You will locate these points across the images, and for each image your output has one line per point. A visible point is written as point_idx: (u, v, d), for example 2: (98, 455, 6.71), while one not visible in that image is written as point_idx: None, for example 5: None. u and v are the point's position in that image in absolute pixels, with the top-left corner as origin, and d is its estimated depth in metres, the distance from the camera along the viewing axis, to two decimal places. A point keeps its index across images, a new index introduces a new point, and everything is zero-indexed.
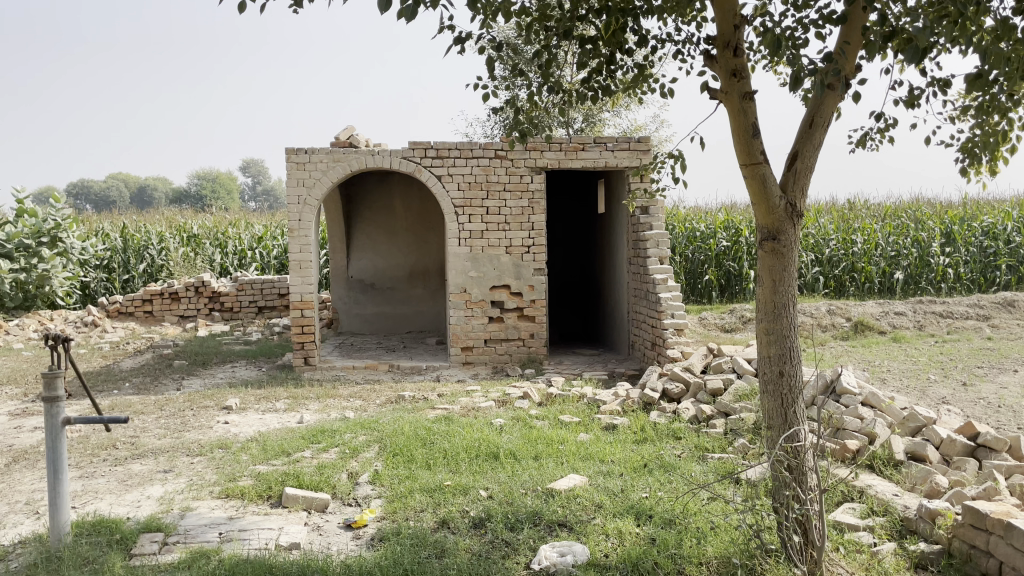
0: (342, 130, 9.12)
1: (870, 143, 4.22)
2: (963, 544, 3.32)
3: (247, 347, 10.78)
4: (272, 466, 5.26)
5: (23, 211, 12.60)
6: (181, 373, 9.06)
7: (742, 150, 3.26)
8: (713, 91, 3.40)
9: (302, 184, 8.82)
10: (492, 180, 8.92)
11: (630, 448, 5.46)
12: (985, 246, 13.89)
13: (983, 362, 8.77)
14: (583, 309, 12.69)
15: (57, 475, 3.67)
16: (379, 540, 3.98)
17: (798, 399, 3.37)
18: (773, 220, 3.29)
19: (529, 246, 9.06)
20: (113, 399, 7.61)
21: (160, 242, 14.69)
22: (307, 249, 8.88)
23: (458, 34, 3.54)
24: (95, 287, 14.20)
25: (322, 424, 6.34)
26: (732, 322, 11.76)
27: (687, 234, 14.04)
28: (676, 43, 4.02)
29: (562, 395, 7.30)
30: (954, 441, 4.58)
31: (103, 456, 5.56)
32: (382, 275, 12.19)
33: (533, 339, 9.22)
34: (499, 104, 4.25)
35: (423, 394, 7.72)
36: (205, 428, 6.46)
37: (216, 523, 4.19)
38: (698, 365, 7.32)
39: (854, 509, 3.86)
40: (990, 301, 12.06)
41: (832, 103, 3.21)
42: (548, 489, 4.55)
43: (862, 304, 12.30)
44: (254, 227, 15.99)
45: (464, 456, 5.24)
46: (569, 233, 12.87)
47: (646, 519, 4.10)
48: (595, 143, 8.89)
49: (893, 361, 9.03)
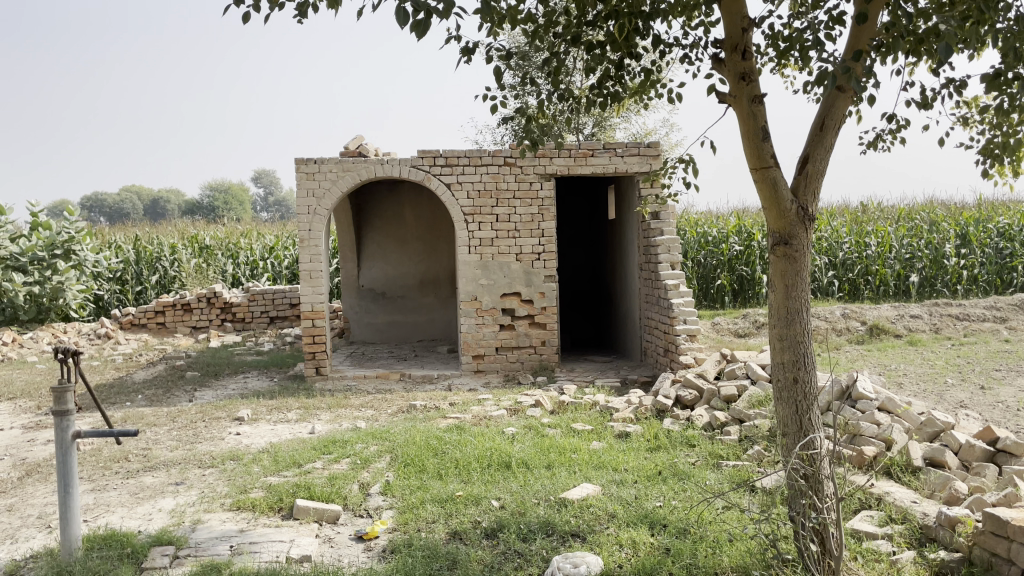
0: (352, 139, 9.19)
1: (881, 144, 4.17)
2: (984, 552, 3.20)
3: (259, 357, 10.82)
4: (284, 477, 5.25)
5: (38, 224, 12.77)
6: (193, 384, 9.08)
7: (752, 154, 3.21)
8: (722, 96, 3.36)
9: (312, 194, 8.84)
10: (501, 187, 8.92)
11: (644, 456, 5.41)
12: (1000, 248, 13.73)
13: (1002, 365, 8.65)
14: (594, 315, 12.66)
15: (68, 489, 3.67)
16: (390, 552, 3.96)
17: (813, 406, 3.31)
18: (785, 224, 3.24)
19: (540, 253, 9.03)
20: (126, 411, 7.64)
21: (172, 254, 14.81)
22: (317, 259, 8.87)
23: (465, 43, 3.49)
24: (108, 299, 14.30)
25: (334, 434, 6.34)
26: (745, 327, 11.69)
27: (699, 240, 14.04)
28: (685, 48, 3.95)
29: (574, 402, 7.25)
30: (974, 446, 4.48)
31: (116, 469, 5.58)
32: (393, 283, 12.20)
33: (545, 347, 9.18)
34: (507, 114, 4.19)
35: (435, 404, 7.70)
36: (217, 440, 6.46)
37: (225, 535, 4.18)
38: (712, 371, 7.25)
39: (872, 516, 3.79)
40: (1008, 303, 11.90)
41: (843, 106, 3.16)
42: (560, 499, 4.51)
43: (878, 307, 12.17)
44: (265, 237, 16.11)
45: (476, 466, 5.21)
46: (580, 238, 12.84)
47: (661, 529, 4.06)
48: (605, 149, 8.85)
49: (910, 365, 8.90)
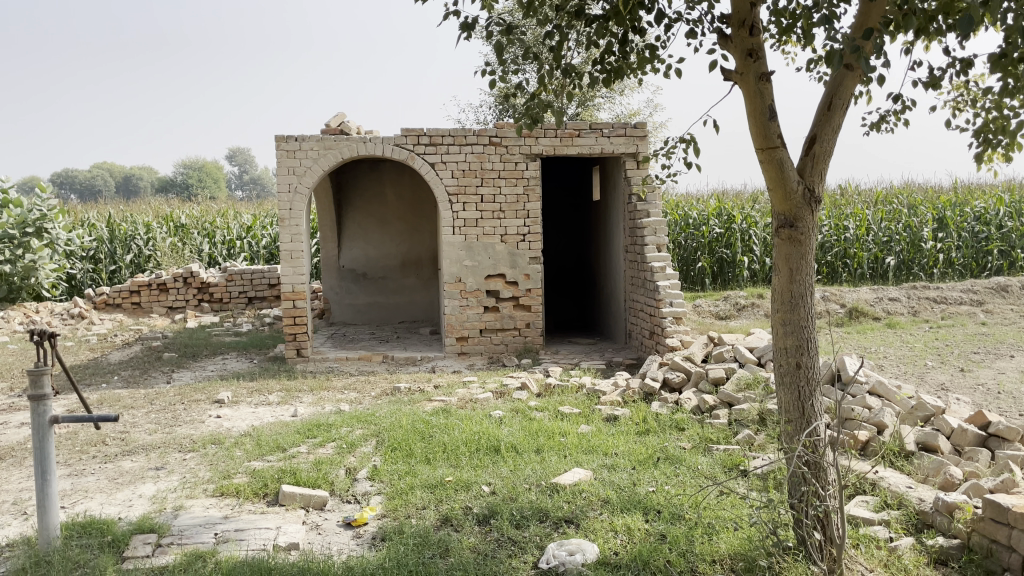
0: (333, 117, 8.94)
1: (885, 125, 4.06)
2: (983, 538, 3.19)
3: (237, 338, 10.62)
4: (267, 462, 5.13)
5: (8, 201, 12.32)
6: (170, 366, 8.87)
7: (758, 133, 3.12)
8: (727, 73, 3.26)
9: (293, 172, 8.62)
10: (486, 167, 8.76)
11: (634, 440, 5.37)
12: (977, 231, 13.86)
13: (979, 348, 8.75)
14: (576, 296, 12.61)
15: (45, 476, 3.51)
16: (381, 539, 3.86)
17: (815, 392, 3.26)
18: (791, 206, 3.16)
19: (525, 235, 8.91)
20: (102, 393, 7.44)
21: (146, 233, 14.46)
22: (298, 238, 8.68)
23: (464, 19, 3.37)
24: (81, 279, 13.91)
25: (317, 418, 6.21)
26: (726, 309, 11.72)
27: (681, 222, 14.00)
28: (690, 22, 3.75)
29: (561, 385, 7.21)
30: (966, 431, 4.49)
31: (93, 453, 5.42)
32: (374, 264, 12.02)
33: (530, 329, 9.10)
34: (508, 90, 4.04)
35: (419, 386, 7.60)
36: (197, 423, 6.31)
37: (209, 522, 4.06)
38: (698, 354, 7.24)
39: (867, 502, 3.77)
40: (983, 287, 12.03)
41: (852, 84, 3.07)
42: (552, 484, 4.45)
43: (856, 290, 12.26)
44: (242, 216, 15.79)
45: (465, 450, 5.13)
46: (564, 220, 12.76)
47: (655, 515, 4.01)
48: (591, 129, 8.74)
49: (889, 348, 8.97)
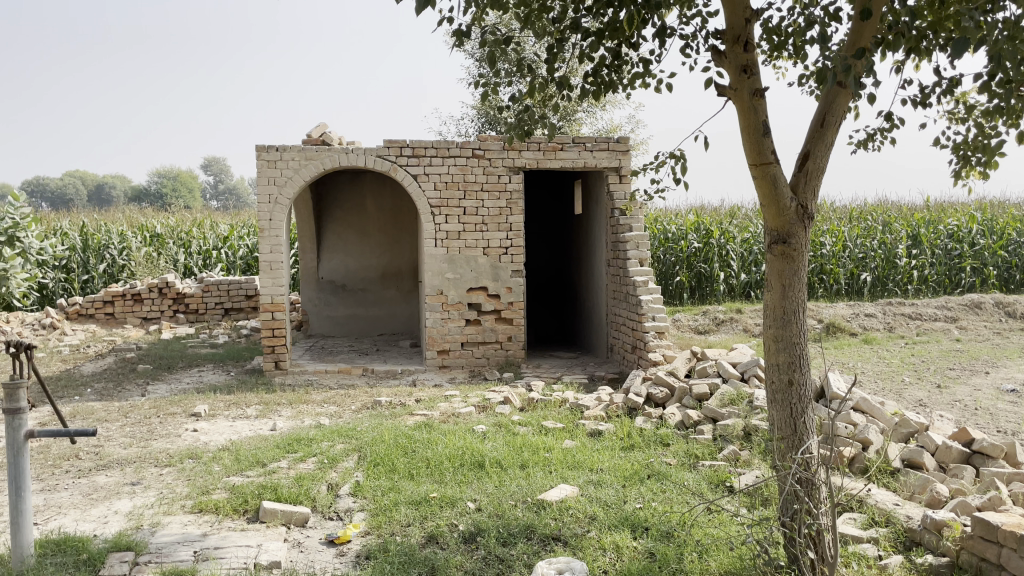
0: (315, 127, 8.86)
1: (873, 143, 4.12)
2: (973, 556, 3.21)
3: (214, 350, 10.42)
4: (247, 477, 5.00)
5: None
6: (145, 378, 8.67)
7: (752, 150, 3.13)
8: (722, 89, 3.27)
9: (273, 182, 8.52)
10: (470, 179, 8.74)
11: (619, 456, 5.34)
12: (950, 249, 14.15)
13: (955, 365, 8.88)
14: (557, 309, 12.64)
15: (18, 493, 3.38)
16: (364, 558, 3.77)
17: (807, 409, 3.25)
18: (783, 223, 3.17)
19: (507, 248, 8.89)
20: (75, 405, 7.24)
21: (121, 242, 14.19)
22: (278, 249, 8.56)
23: (459, 27, 3.35)
24: (53, 288, 13.59)
25: (297, 432, 6.09)
26: (705, 324, 11.80)
27: (659, 236, 14.11)
28: (683, 38, 3.77)
29: (543, 399, 7.16)
30: (950, 449, 4.54)
31: (66, 468, 5.26)
32: (354, 276, 11.92)
33: (511, 342, 9.05)
34: (501, 102, 4.02)
35: (400, 400, 7.51)
36: (173, 437, 6.15)
37: (188, 540, 3.94)
38: (681, 369, 7.23)
39: (855, 520, 3.79)
40: (957, 303, 12.23)
41: (844, 102, 3.09)
42: (538, 501, 4.39)
43: (833, 306, 12.40)
44: (219, 227, 15.63)
45: (449, 466, 5.06)
46: (545, 234, 12.85)
47: (643, 532, 3.97)
48: (574, 143, 8.75)
49: (866, 363, 9.08)
